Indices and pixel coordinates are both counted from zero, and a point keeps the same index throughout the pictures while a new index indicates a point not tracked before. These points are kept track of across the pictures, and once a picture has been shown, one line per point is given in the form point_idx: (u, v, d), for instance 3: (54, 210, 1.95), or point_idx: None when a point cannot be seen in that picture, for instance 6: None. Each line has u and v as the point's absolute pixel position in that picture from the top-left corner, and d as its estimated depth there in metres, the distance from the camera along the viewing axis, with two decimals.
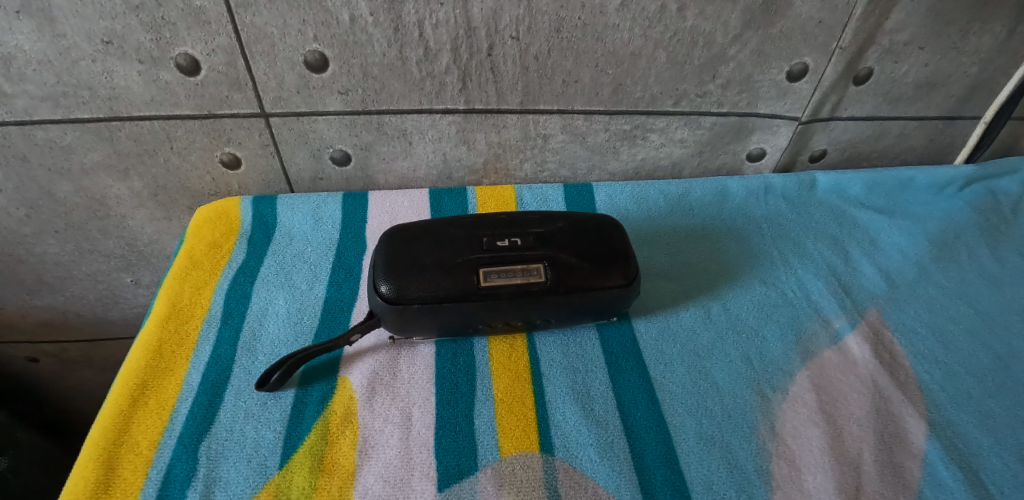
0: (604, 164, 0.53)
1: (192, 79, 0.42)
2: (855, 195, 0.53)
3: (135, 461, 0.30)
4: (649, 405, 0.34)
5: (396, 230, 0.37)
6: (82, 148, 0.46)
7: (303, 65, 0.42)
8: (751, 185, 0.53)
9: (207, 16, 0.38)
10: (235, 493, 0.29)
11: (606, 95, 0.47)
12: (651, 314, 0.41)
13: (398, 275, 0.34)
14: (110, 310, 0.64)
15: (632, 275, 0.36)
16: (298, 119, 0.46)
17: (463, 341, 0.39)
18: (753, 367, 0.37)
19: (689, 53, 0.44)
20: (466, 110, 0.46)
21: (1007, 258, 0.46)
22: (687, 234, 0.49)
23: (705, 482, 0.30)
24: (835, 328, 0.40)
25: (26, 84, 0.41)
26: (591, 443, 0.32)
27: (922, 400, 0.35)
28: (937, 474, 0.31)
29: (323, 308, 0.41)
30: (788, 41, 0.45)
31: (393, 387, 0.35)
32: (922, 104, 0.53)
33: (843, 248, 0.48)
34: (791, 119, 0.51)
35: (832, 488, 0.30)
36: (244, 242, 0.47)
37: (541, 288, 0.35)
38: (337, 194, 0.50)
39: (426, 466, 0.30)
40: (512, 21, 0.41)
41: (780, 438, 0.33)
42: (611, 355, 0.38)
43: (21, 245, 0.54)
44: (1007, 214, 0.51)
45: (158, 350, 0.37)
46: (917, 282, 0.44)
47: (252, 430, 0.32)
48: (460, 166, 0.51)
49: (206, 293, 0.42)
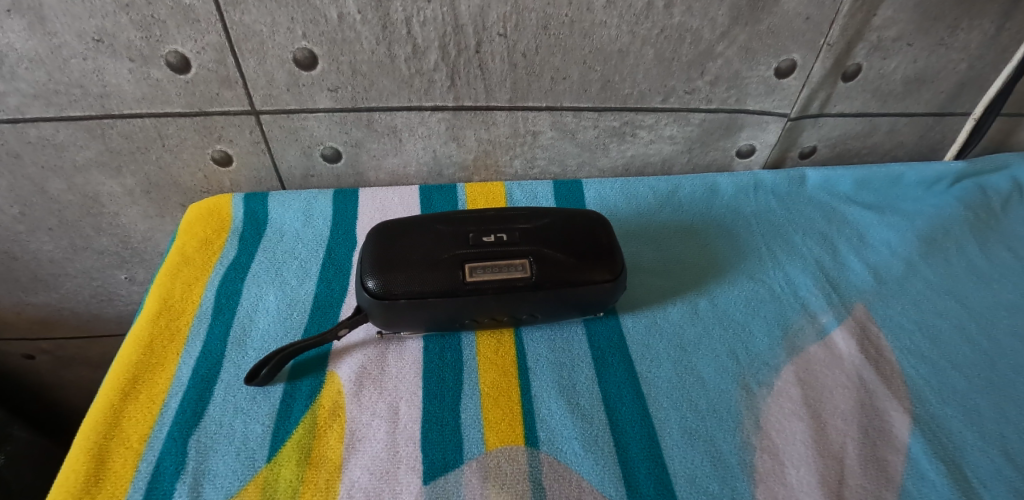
0: (594, 160, 0.53)
1: (182, 77, 0.42)
2: (845, 191, 0.53)
3: (125, 453, 0.31)
4: (635, 399, 0.35)
5: (383, 226, 0.37)
6: (74, 145, 0.46)
7: (292, 63, 0.42)
8: (741, 181, 0.53)
9: (196, 14, 0.38)
10: (223, 486, 0.29)
11: (595, 91, 0.47)
12: (638, 310, 0.42)
13: (384, 270, 0.34)
14: (105, 307, 0.64)
15: (617, 270, 0.36)
16: (288, 117, 0.46)
17: (452, 337, 0.39)
18: (739, 362, 0.37)
19: (677, 50, 0.45)
20: (455, 107, 0.47)
21: (996, 255, 0.47)
22: (676, 230, 0.49)
23: (689, 475, 0.30)
24: (822, 323, 0.40)
25: (18, 82, 0.41)
26: (575, 436, 0.32)
27: (908, 394, 0.35)
28: (921, 468, 0.31)
29: (312, 303, 0.41)
30: (776, 38, 0.45)
31: (381, 381, 0.36)
32: (911, 101, 0.53)
33: (832, 243, 0.48)
34: (780, 115, 0.52)
35: (815, 481, 0.30)
36: (235, 239, 0.47)
37: (526, 284, 0.35)
38: (327, 191, 0.50)
39: (413, 459, 0.31)
40: (500, 18, 0.41)
41: (764, 432, 0.33)
42: (598, 350, 0.38)
43: (15, 242, 0.55)
44: (996, 210, 0.51)
45: (148, 345, 0.38)
46: (905, 277, 0.45)
47: (241, 424, 0.33)
48: (450, 163, 0.52)
49: (198, 288, 0.42)
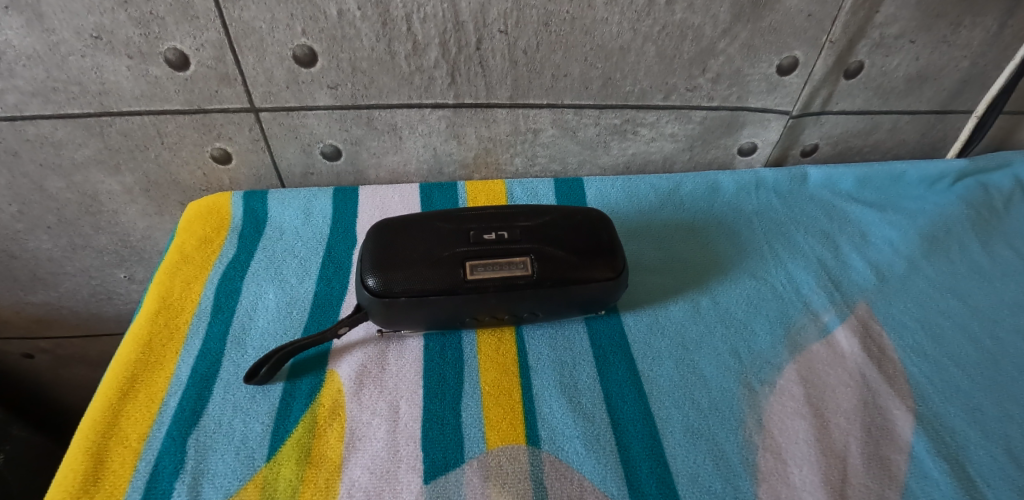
0: (595, 158, 0.53)
1: (181, 74, 0.42)
2: (847, 189, 0.53)
3: (124, 453, 0.31)
4: (637, 398, 0.35)
5: (384, 223, 0.37)
6: (73, 143, 0.46)
7: (292, 60, 0.42)
8: (742, 179, 0.53)
9: (194, 10, 0.38)
10: (222, 485, 0.29)
11: (596, 89, 0.47)
12: (640, 308, 0.41)
13: (385, 267, 0.34)
14: (105, 306, 0.64)
15: (619, 268, 0.36)
16: (288, 114, 0.46)
17: (452, 335, 0.39)
18: (741, 360, 0.37)
19: (678, 46, 0.44)
20: (455, 104, 0.46)
21: (998, 253, 0.47)
22: (677, 228, 0.49)
23: (691, 474, 0.30)
24: (824, 322, 0.40)
25: (16, 79, 0.41)
26: (577, 435, 0.32)
27: (911, 393, 0.35)
28: (924, 467, 0.31)
29: (312, 302, 0.41)
30: (778, 35, 0.45)
31: (381, 380, 0.35)
32: (913, 98, 0.53)
33: (833, 241, 0.48)
34: (782, 113, 0.51)
35: (818, 481, 0.30)
36: (235, 237, 0.47)
37: (527, 281, 0.35)
38: (327, 189, 0.50)
39: (413, 458, 0.30)
40: (500, 15, 0.41)
41: (766, 431, 0.33)
42: (599, 349, 0.38)
43: (14, 241, 0.55)
44: (998, 208, 0.51)
45: (147, 343, 0.37)
46: (907, 275, 0.44)
47: (241, 423, 0.33)
48: (450, 161, 0.51)
49: (197, 287, 0.42)
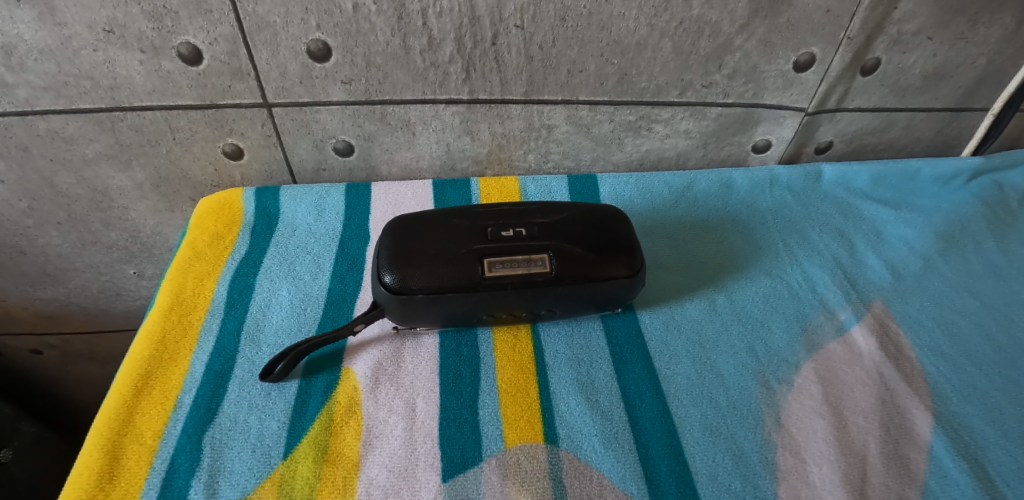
0: (609, 155, 0.53)
1: (194, 69, 0.42)
2: (861, 187, 0.53)
3: (140, 450, 0.30)
4: (654, 397, 0.34)
5: (401, 220, 0.37)
6: (83, 138, 0.46)
7: (305, 55, 0.41)
8: (756, 177, 0.52)
9: (208, 5, 0.38)
10: (239, 483, 0.29)
11: (611, 85, 0.47)
12: (655, 307, 0.41)
13: (402, 265, 0.34)
14: (113, 302, 0.64)
15: (637, 266, 0.36)
16: (300, 109, 0.45)
17: (467, 333, 0.38)
18: (758, 359, 0.37)
19: (695, 43, 0.44)
20: (469, 100, 0.46)
21: (1014, 251, 0.46)
22: (692, 226, 0.48)
23: (711, 473, 0.30)
24: (840, 320, 0.40)
25: (28, 74, 0.41)
26: (595, 433, 0.32)
27: (928, 392, 0.35)
28: (943, 466, 0.31)
29: (326, 299, 0.41)
30: (795, 31, 0.44)
31: (396, 377, 0.35)
32: (929, 96, 0.52)
33: (849, 240, 0.47)
34: (797, 110, 0.51)
35: (838, 480, 0.29)
36: (247, 233, 0.46)
37: (545, 279, 0.34)
38: (339, 186, 0.50)
39: (430, 456, 0.30)
40: (516, 10, 0.40)
41: (784, 430, 0.32)
42: (615, 347, 0.38)
43: (23, 237, 0.54)
44: (1014, 206, 0.50)
45: (161, 340, 0.37)
46: (923, 274, 0.44)
47: (256, 421, 0.32)
48: (463, 157, 0.51)
49: (210, 283, 0.42)
